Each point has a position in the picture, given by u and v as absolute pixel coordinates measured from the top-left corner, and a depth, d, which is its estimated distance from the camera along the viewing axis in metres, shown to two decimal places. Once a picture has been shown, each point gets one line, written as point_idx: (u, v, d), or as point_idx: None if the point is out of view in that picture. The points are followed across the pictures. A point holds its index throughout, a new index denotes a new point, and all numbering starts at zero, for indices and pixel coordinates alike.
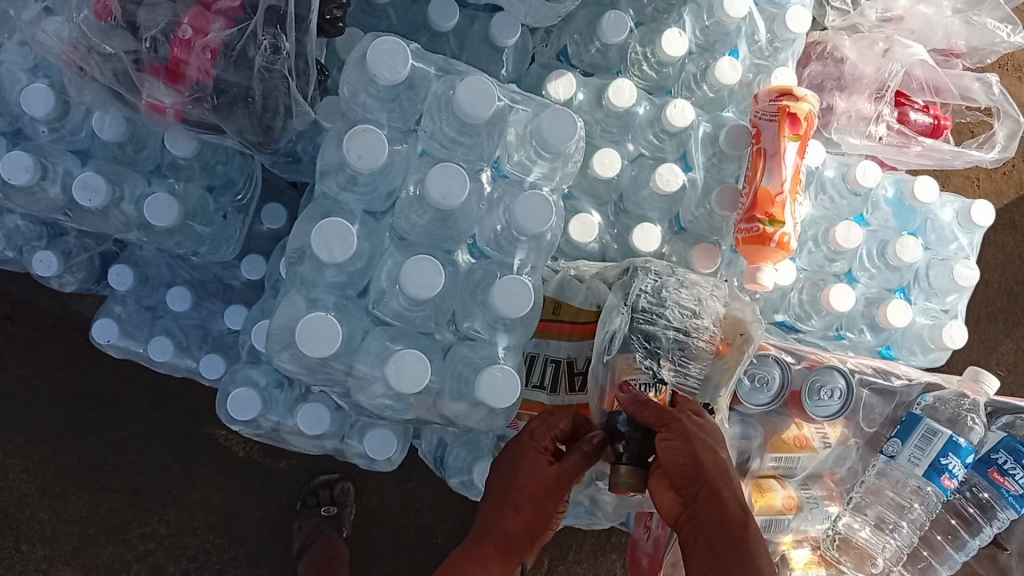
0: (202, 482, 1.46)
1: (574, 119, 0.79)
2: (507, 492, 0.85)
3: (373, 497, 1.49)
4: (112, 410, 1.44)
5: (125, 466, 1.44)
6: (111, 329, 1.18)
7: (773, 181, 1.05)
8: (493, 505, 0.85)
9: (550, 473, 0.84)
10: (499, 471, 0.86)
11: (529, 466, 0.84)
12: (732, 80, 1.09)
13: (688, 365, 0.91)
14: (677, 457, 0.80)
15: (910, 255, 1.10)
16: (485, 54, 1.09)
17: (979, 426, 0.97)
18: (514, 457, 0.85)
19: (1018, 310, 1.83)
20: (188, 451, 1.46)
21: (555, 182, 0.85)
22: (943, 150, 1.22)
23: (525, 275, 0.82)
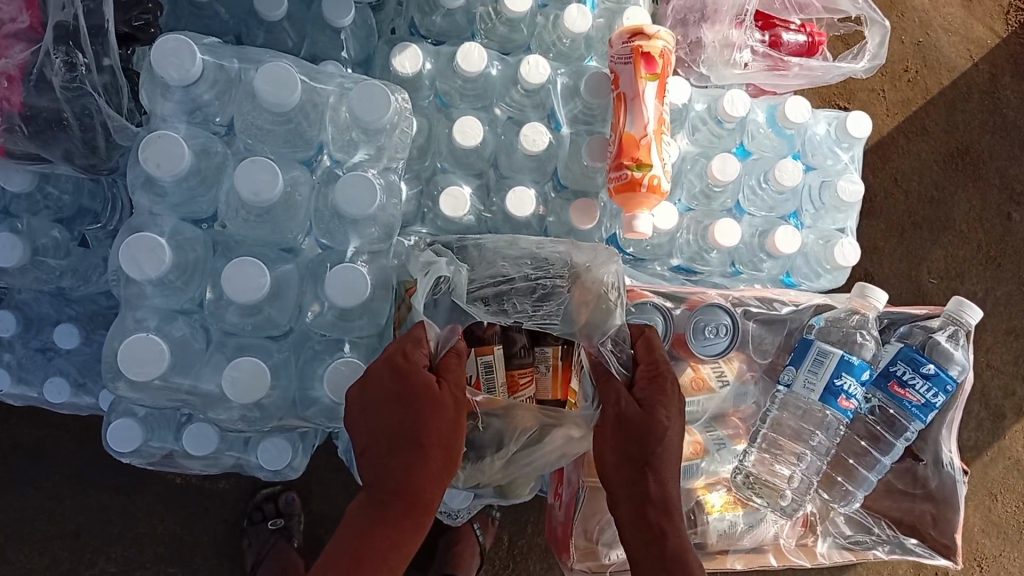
0: (140, 514, 1.42)
1: (385, 91, 0.75)
2: (411, 436, 0.73)
3: (321, 500, 1.45)
4: (38, 456, 1.40)
5: (59, 511, 1.40)
6: None
7: (636, 125, 1.02)
8: (397, 454, 0.73)
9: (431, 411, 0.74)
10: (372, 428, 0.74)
11: (422, 400, 0.73)
12: (582, 28, 1.05)
13: (535, 313, 0.86)
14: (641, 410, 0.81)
15: (791, 179, 1.07)
16: (325, 38, 1.05)
17: (870, 341, 0.96)
18: (396, 400, 0.73)
19: (942, 217, 1.82)
20: (120, 486, 1.42)
21: (386, 160, 0.81)
22: (814, 67, 1.19)
23: (360, 263, 0.79)
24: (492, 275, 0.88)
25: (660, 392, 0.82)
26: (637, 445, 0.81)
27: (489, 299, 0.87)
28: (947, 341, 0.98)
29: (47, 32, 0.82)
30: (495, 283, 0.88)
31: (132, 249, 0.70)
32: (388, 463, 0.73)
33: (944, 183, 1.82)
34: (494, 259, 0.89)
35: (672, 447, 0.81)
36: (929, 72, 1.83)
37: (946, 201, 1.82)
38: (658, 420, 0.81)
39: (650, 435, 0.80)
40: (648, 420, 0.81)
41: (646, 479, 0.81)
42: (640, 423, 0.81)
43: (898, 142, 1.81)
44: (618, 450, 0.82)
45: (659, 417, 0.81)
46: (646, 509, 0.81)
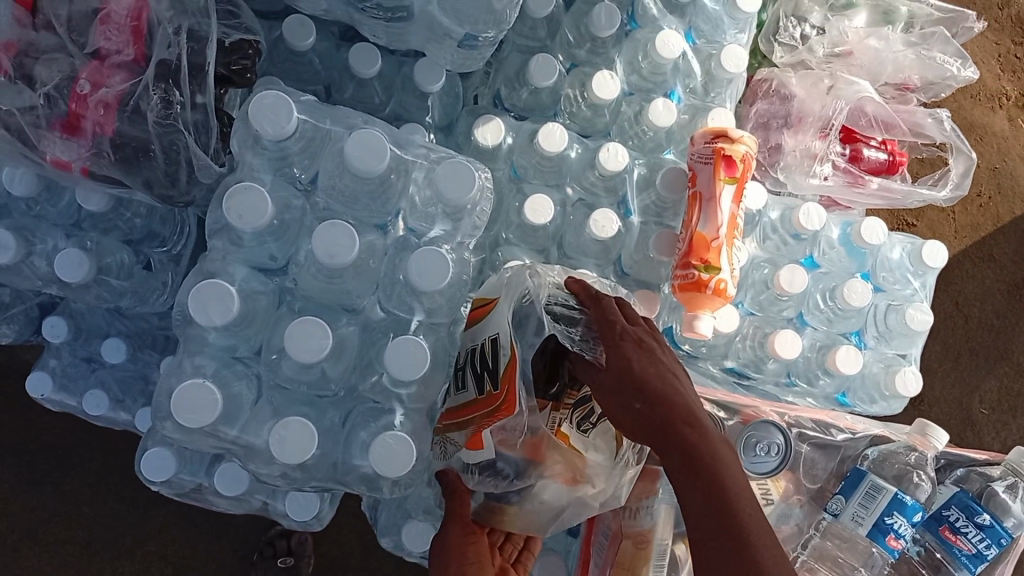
0: (154, 538, 1.40)
1: (473, 172, 0.76)
2: None
3: (333, 546, 1.43)
4: (65, 462, 1.39)
5: (77, 517, 1.39)
6: (42, 382, 1.15)
7: (709, 227, 1.01)
8: None
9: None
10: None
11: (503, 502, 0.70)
12: (666, 123, 1.05)
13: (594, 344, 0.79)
14: (676, 450, 0.72)
15: (859, 300, 1.05)
16: (412, 100, 1.07)
17: (926, 482, 0.91)
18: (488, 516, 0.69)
19: (1000, 347, 1.77)
20: (139, 504, 1.40)
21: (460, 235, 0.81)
22: (894, 189, 1.18)
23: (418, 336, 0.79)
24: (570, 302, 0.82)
25: (648, 358, 0.76)
26: (685, 477, 0.71)
27: (558, 313, 0.81)
28: (1005, 492, 0.94)
29: (149, 68, 0.84)
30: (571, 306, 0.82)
31: (203, 297, 0.70)
32: None
33: (1006, 312, 1.78)
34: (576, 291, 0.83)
35: (675, 374, 0.76)
36: (1002, 200, 1.81)
37: (1006, 331, 1.78)
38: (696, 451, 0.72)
39: (691, 468, 0.71)
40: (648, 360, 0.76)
41: (671, 408, 0.74)
42: (645, 370, 0.75)
43: (963, 265, 1.78)
44: (635, 404, 0.75)
45: (693, 448, 0.72)
46: (682, 450, 0.72)
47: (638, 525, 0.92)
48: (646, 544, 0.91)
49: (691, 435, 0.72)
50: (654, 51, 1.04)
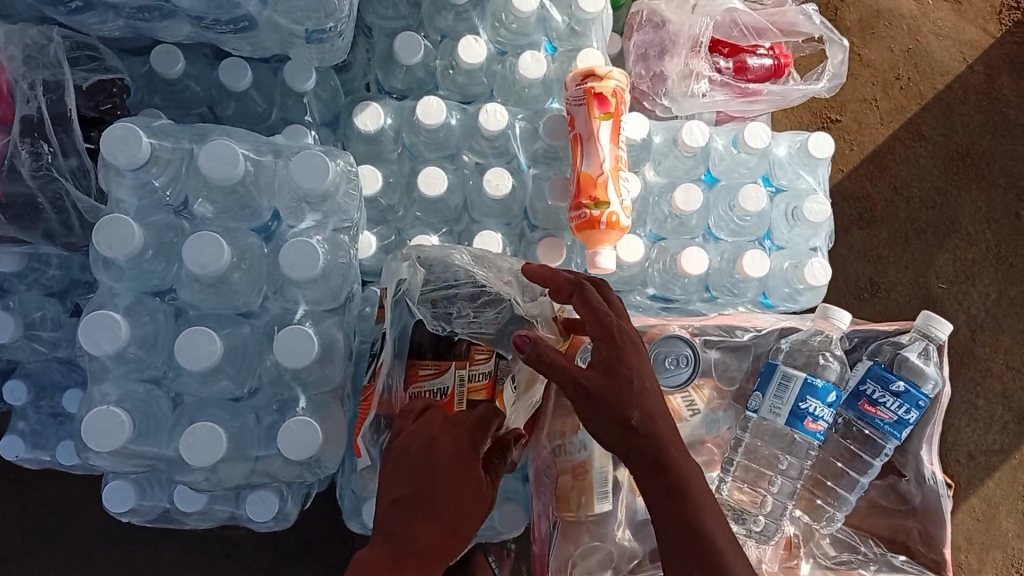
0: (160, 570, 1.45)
1: (325, 159, 0.79)
2: (428, 504, 0.78)
3: (335, 549, 1.47)
4: (64, 516, 1.45)
5: (86, 566, 1.45)
6: (15, 444, 1.21)
7: (592, 164, 1.05)
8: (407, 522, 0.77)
9: (469, 460, 0.82)
10: (411, 487, 0.79)
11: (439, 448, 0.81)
12: (537, 73, 1.08)
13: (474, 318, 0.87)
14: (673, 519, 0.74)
15: (755, 203, 1.09)
16: (291, 103, 1.10)
17: (833, 362, 0.96)
18: (414, 464, 0.80)
19: (946, 220, 1.80)
20: (140, 540, 1.46)
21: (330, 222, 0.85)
22: (774, 90, 1.21)
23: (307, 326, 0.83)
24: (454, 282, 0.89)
25: (634, 358, 0.78)
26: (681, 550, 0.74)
27: (448, 298, 0.88)
28: (918, 358, 0.97)
29: (14, 126, 0.89)
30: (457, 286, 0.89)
31: (90, 326, 0.75)
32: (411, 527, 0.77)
33: (946, 186, 1.80)
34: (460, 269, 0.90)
35: (644, 369, 0.78)
36: (921, 78, 1.82)
37: (950, 204, 1.80)
38: (699, 530, 0.74)
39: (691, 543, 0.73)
40: (613, 377, 0.77)
41: (629, 416, 0.76)
42: (611, 388, 0.76)
43: (895, 149, 1.80)
44: (604, 418, 0.77)
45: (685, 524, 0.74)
46: (657, 480, 0.75)
47: (574, 458, 0.96)
48: (584, 473, 0.95)
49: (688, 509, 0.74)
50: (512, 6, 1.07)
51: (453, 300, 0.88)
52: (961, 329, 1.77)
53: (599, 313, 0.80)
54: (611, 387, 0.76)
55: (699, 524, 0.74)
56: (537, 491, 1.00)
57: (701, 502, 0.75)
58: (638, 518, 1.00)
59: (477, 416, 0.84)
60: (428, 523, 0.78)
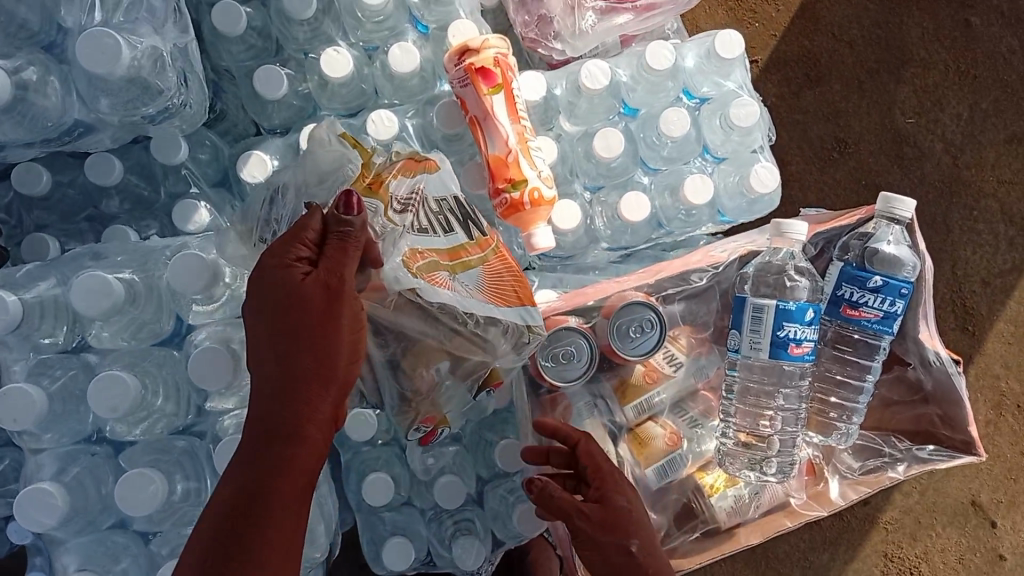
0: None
1: (204, 257, 0.74)
2: (279, 347, 0.66)
3: None
4: None
5: None
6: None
7: (498, 146, 0.97)
8: (273, 379, 0.66)
9: (309, 287, 0.65)
10: (261, 349, 0.67)
11: (278, 285, 0.65)
12: (411, 63, 0.99)
13: (287, 213, 0.77)
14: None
15: (679, 128, 1.01)
16: (174, 178, 1.04)
17: (802, 279, 0.90)
18: (262, 288, 0.66)
19: (896, 51, 1.69)
20: None
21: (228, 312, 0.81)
22: (663, 1, 1.11)
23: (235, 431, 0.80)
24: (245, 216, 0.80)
25: (622, 492, 0.80)
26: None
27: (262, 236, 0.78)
28: (890, 245, 0.92)
29: None
30: (257, 217, 0.78)
31: (25, 507, 0.70)
32: (265, 380, 0.67)
33: (887, 18, 1.69)
34: (250, 203, 0.80)
35: (643, 520, 0.79)
36: None
37: (896, 34, 1.69)
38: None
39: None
40: (611, 509, 0.79)
41: (632, 558, 0.78)
42: (605, 513, 0.78)
43: None
44: (592, 549, 0.79)
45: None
46: None
47: None
48: None
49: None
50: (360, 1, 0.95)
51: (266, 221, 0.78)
52: (942, 158, 1.69)
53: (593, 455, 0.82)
54: (595, 511, 0.79)
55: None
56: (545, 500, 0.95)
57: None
58: (653, 491, 0.93)
59: (332, 236, 0.67)
60: (286, 385, 0.66)
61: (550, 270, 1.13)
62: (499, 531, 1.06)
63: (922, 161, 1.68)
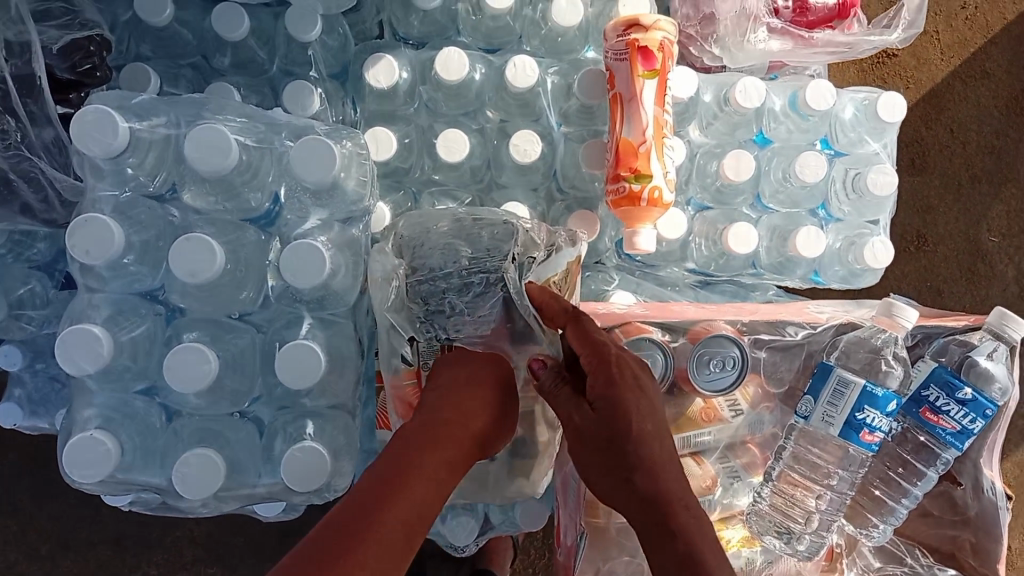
0: (176, 548, 1.30)
1: (332, 150, 0.68)
2: (465, 416, 0.69)
3: None
4: None
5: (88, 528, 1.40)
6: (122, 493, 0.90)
7: (634, 131, 0.92)
8: (445, 435, 0.67)
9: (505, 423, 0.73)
10: (410, 438, 0.67)
11: (493, 393, 0.72)
12: (574, 21, 0.95)
13: (470, 315, 0.76)
14: (615, 463, 0.68)
15: (813, 175, 0.97)
16: (295, 53, 0.98)
17: (897, 367, 0.86)
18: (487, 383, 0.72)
19: (1005, 166, 1.65)
20: None
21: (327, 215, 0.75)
22: (843, 40, 1.06)
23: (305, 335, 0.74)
24: (421, 247, 0.80)
25: (637, 396, 0.68)
26: (670, 541, 0.67)
27: (428, 301, 0.77)
28: (987, 360, 0.88)
29: None
30: (434, 280, 0.77)
31: (66, 345, 0.66)
32: (444, 439, 0.67)
33: (1006, 131, 1.65)
34: (436, 256, 0.78)
35: (651, 440, 0.68)
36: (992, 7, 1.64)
37: (1009, 150, 1.65)
38: (622, 414, 0.67)
39: (657, 509, 0.67)
40: (611, 423, 0.67)
41: (681, 552, 0.66)
42: (603, 428, 0.67)
43: (954, 89, 1.63)
44: (635, 523, 0.69)
45: (650, 484, 0.68)
46: None
47: None
48: None
49: (650, 472, 0.68)
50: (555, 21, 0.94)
51: (443, 297, 0.76)
52: (1009, 286, 1.64)
53: (598, 344, 0.70)
54: (584, 351, 0.70)
55: (637, 439, 0.67)
56: (563, 506, 0.92)
57: (637, 401, 0.68)
58: None
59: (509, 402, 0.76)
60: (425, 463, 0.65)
61: (628, 273, 1.09)
62: (495, 514, 1.00)
63: (991, 283, 1.64)
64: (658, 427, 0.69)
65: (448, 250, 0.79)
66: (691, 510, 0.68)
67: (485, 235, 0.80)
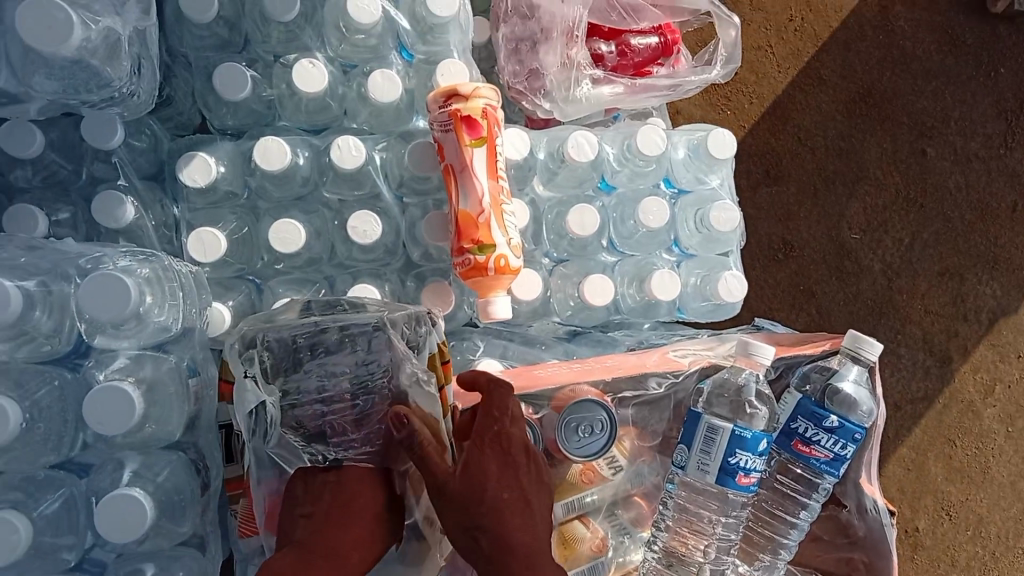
0: None
1: (126, 283, 0.63)
2: (350, 515, 0.70)
3: None
4: None
5: None
6: None
7: (470, 203, 0.90)
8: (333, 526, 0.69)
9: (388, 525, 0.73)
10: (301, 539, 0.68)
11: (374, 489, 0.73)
12: (391, 95, 0.92)
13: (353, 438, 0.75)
14: (473, 521, 0.69)
15: (658, 220, 0.96)
16: (102, 162, 0.92)
17: (761, 409, 0.85)
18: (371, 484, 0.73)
19: (854, 166, 1.70)
20: None
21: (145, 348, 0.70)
22: (662, 84, 1.06)
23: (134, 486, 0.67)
24: (292, 367, 0.77)
25: (502, 459, 0.72)
26: None
27: (302, 426, 0.75)
28: (849, 384, 0.88)
29: None
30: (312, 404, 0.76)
31: None
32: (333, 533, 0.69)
33: (850, 132, 1.70)
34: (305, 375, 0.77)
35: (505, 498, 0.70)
36: (817, 17, 1.69)
37: (856, 150, 1.70)
38: (483, 475, 0.70)
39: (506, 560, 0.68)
40: (473, 482, 0.70)
41: None
42: (466, 483, 0.70)
43: (795, 99, 1.67)
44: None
45: (500, 527, 0.69)
46: None
47: None
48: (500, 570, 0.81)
49: (503, 518, 0.69)
50: (373, 99, 0.92)
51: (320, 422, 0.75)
52: (878, 278, 1.69)
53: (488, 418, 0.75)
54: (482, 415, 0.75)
55: (493, 499, 0.70)
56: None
57: (499, 465, 0.72)
58: None
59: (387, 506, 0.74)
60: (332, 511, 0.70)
61: (494, 336, 1.06)
62: None
63: (859, 279, 1.68)
64: (522, 499, 0.71)
65: (321, 362, 0.78)
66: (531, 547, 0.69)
67: (353, 338, 0.79)
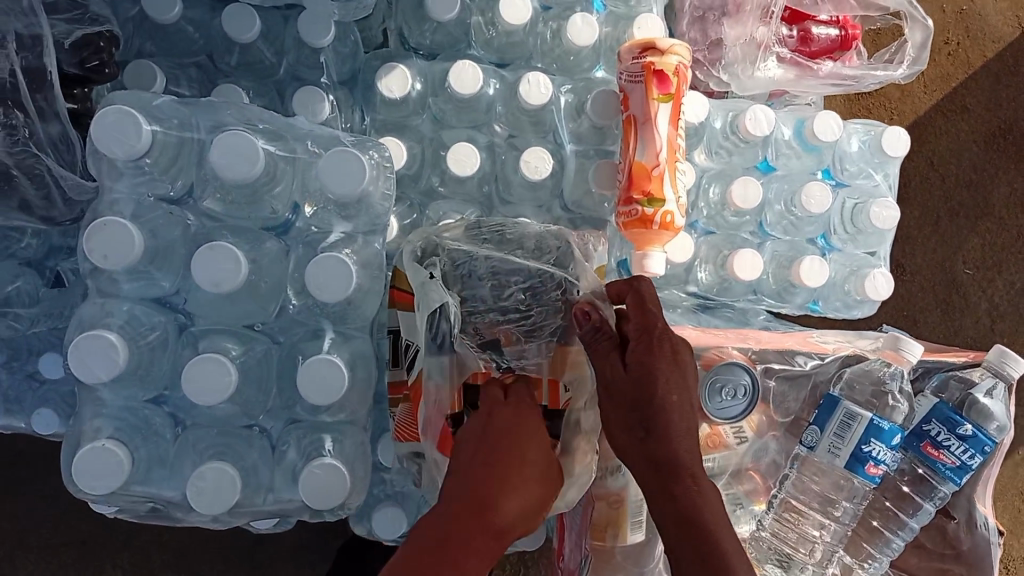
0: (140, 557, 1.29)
1: (360, 160, 0.67)
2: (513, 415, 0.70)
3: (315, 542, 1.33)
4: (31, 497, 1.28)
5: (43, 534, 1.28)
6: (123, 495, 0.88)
7: (647, 154, 0.92)
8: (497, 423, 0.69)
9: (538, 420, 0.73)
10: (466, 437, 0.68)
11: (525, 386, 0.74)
12: (587, 41, 0.95)
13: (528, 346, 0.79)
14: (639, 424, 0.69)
15: (819, 205, 0.98)
16: (306, 58, 0.96)
17: (902, 403, 0.87)
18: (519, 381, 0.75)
19: (981, 200, 1.68)
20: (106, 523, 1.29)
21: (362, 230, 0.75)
22: (845, 74, 1.09)
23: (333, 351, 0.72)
24: (467, 276, 0.81)
25: (676, 378, 0.69)
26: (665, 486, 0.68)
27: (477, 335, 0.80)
28: (986, 397, 0.89)
29: None
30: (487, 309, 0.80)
31: (81, 353, 0.63)
32: (504, 433, 0.68)
33: (984, 164, 1.69)
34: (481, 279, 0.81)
35: (671, 407, 0.68)
36: (971, 44, 1.69)
37: (985, 185, 1.69)
38: (652, 383, 0.69)
39: (672, 471, 0.68)
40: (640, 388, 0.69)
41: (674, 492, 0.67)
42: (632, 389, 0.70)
43: (934, 122, 1.67)
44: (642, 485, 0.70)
45: (666, 450, 0.68)
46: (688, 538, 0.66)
47: (616, 485, 0.86)
48: (619, 503, 0.86)
49: (666, 440, 0.68)
50: (569, 42, 0.95)
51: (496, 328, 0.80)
52: (983, 316, 1.67)
53: (646, 309, 0.73)
54: (629, 315, 0.74)
55: (662, 406, 0.69)
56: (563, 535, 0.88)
57: (669, 373, 0.70)
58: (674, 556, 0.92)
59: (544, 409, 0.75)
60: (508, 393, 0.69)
61: None
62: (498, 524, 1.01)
63: (964, 311, 1.66)
64: (686, 398, 0.70)
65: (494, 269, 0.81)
66: (701, 484, 0.68)
67: (521, 255, 0.82)
